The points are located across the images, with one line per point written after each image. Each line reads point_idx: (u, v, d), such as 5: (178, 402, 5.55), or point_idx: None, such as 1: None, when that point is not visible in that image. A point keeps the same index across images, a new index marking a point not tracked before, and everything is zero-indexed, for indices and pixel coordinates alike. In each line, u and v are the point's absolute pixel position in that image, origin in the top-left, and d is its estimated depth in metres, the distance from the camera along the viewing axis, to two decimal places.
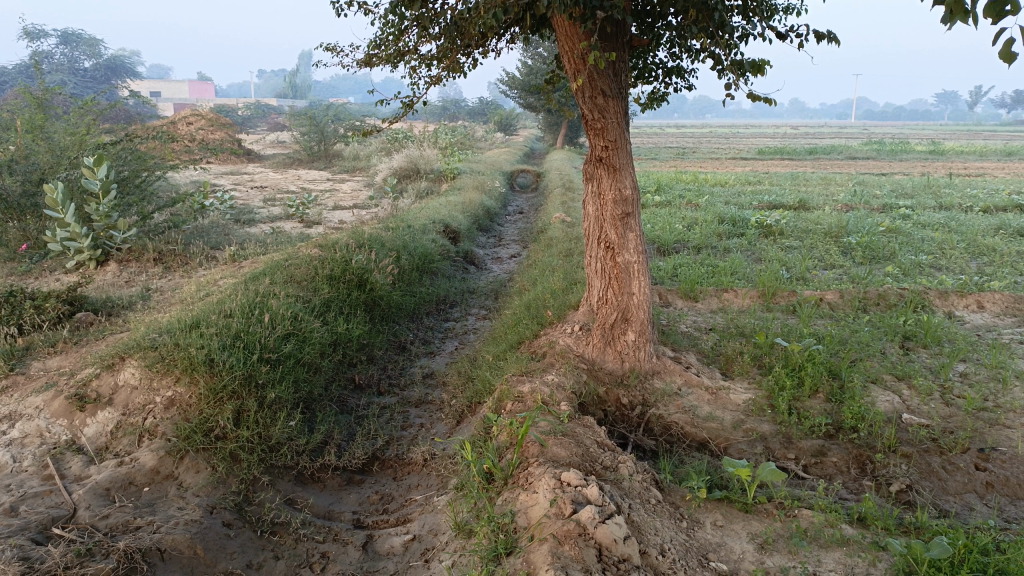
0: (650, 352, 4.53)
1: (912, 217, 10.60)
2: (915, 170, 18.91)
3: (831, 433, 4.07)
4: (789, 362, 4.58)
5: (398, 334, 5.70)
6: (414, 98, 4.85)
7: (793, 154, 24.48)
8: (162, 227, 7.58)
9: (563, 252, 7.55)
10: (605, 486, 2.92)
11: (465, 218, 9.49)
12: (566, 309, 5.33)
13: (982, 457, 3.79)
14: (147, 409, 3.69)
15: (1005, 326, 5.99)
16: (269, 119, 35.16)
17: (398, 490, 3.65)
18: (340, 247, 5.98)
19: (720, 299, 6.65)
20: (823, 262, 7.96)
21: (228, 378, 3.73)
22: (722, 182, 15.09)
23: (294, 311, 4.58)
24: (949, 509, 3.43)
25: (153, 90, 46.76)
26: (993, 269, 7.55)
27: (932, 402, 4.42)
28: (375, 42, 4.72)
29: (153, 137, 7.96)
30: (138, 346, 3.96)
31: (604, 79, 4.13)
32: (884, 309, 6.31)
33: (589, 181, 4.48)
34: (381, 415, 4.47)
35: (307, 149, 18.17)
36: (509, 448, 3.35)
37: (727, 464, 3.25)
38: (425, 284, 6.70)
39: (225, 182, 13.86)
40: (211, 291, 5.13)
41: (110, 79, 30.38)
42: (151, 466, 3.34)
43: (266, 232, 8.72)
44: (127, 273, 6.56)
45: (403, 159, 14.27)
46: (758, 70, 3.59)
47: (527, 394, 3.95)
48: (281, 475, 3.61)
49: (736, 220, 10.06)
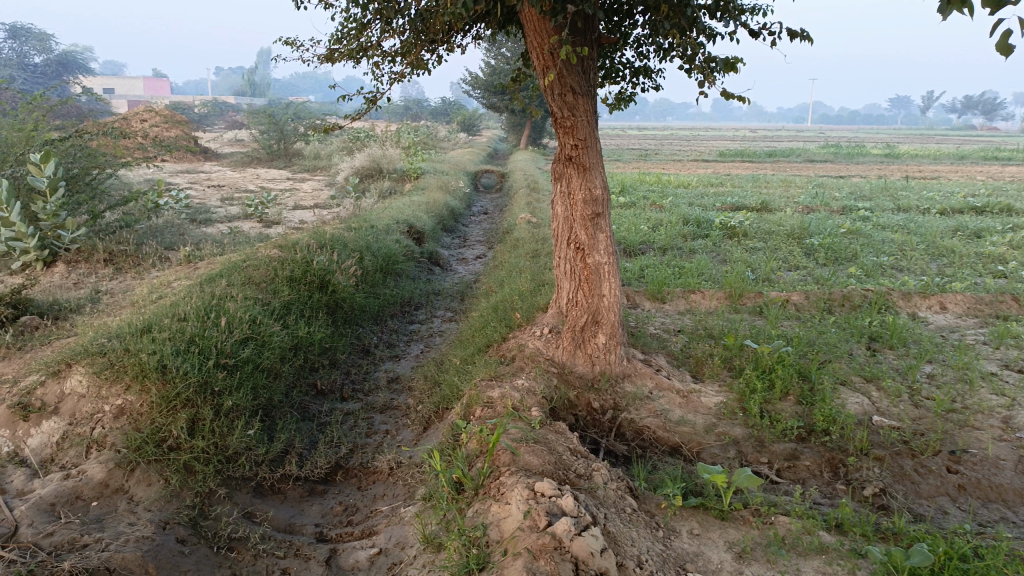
0: (620, 355, 4.45)
1: (872, 219, 10.74)
2: (872, 173, 19.23)
3: (803, 437, 4.02)
4: (760, 364, 4.53)
5: (361, 338, 5.54)
6: (377, 94, 4.70)
7: (752, 157, 24.76)
8: (114, 226, 7.30)
9: (530, 253, 7.46)
10: (580, 496, 2.82)
11: (429, 219, 9.34)
12: (534, 311, 5.23)
13: (954, 460, 3.78)
14: (95, 418, 3.50)
15: (968, 327, 6.05)
16: (227, 118, 34.49)
17: (363, 501, 3.51)
18: (301, 248, 5.80)
19: (688, 300, 6.61)
20: (788, 263, 7.99)
21: (182, 385, 3.54)
22: (685, 183, 15.15)
23: (253, 314, 4.40)
24: (924, 513, 3.39)
25: (106, 87, 45.63)
26: (953, 270, 7.65)
27: (901, 403, 4.40)
28: (336, 36, 4.57)
29: (105, 133, 7.66)
30: (85, 351, 3.76)
31: (574, 76, 4.04)
32: (849, 310, 6.32)
33: (558, 180, 4.37)
34: (344, 421, 4.31)
35: (266, 148, 17.82)
36: (479, 457, 3.23)
37: (703, 470, 3.17)
38: (389, 285, 6.54)
39: (181, 181, 13.49)
40: (165, 293, 4.92)
41: (60, 74, 29.53)
42: (100, 479, 3.16)
43: (224, 232, 8.48)
44: (75, 275, 6.29)
45: (365, 157, 14.06)
46: (731, 68, 3.53)
47: (497, 399, 3.83)
48: (239, 487, 3.44)
49: (700, 221, 10.07)
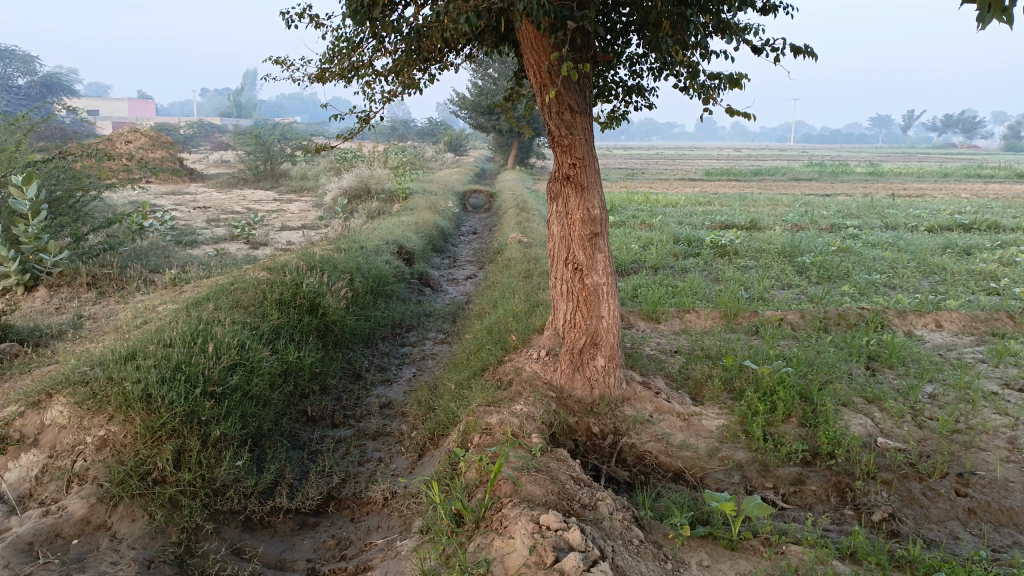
0: (619, 378, 4.35)
1: (861, 236, 10.73)
2: (858, 192, 19.34)
3: (807, 460, 3.92)
4: (761, 386, 4.42)
5: (352, 362, 5.41)
6: (370, 113, 4.61)
7: (737, 175, 24.87)
8: (98, 249, 7.16)
9: (522, 273, 7.38)
10: (586, 528, 2.71)
11: (418, 239, 9.24)
12: (529, 333, 5.13)
13: (962, 483, 3.69)
14: (76, 451, 3.35)
15: (965, 345, 5.99)
16: (213, 139, 34.35)
17: (357, 533, 3.37)
18: (291, 270, 5.68)
19: (682, 320, 6.53)
20: (781, 282, 7.93)
21: (168, 415, 3.41)
22: (673, 202, 15.14)
23: (241, 339, 4.27)
24: (936, 539, 3.29)
25: (90, 107, 45.44)
26: (946, 288, 7.62)
27: (905, 424, 4.32)
28: (327, 55, 4.49)
29: (89, 155, 7.53)
30: (66, 380, 3.61)
31: (572, 94, 3.98)
32: (845, 328, 6.25)
33: (554, 200, 4.29)
34: (336, 449, 4.18)
35: (253, 169, 17.68)
36: (479, 487, 3.12)
37: (710, 498, 3.06)
38: (380, 307, 6.43)
39: (166, 202, 13.33)
40: (150, 318, 4.78)
41: (43, 96, 29.34)
42: (81, 515, 3.02)
43: (210, 254, 8.34)
44: (57, 299, 6.13)
45: (353, 178, 13.98)
46: (736, 84, 3.46)
47: (496, 426, 3.71)
48: (227, 522, 3.30)
49: (691, 240, 10.02)
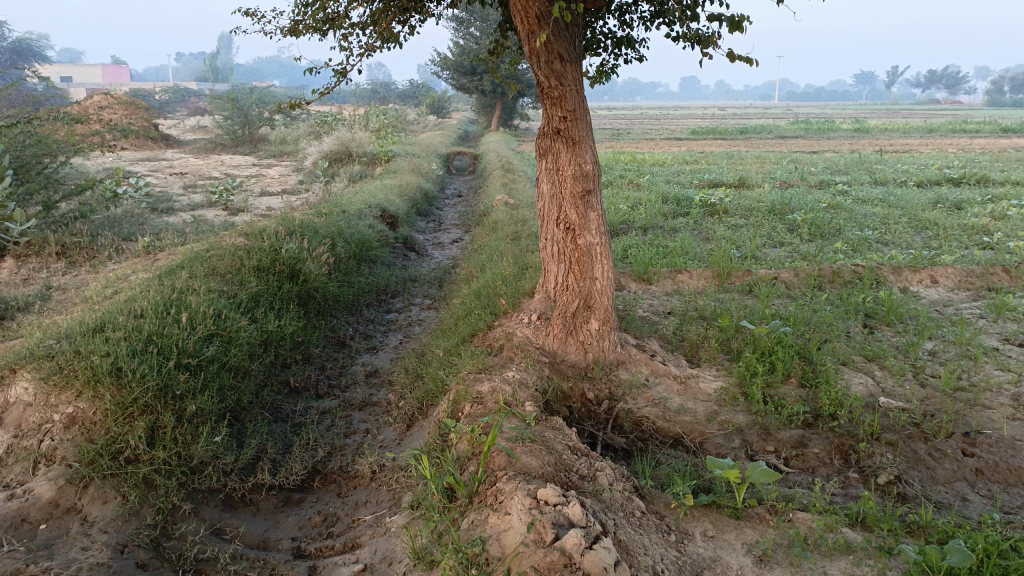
0: (614, 341, 4.21)
1: (850, 192, 10.56)
2: (845, 148, 19.12)
3: (809, 422, 3.79)
4: (758, 347, 4.29)
5: (336, 330, 5.23)
6: (346, 66, 4.36)
7: (724, 134, 24.60)
8: (68, 217, 6.88)
9: (510, 236, 7.18)
10: (586, 502, 2.56)
11: (402, 203, 9.00)
12: (520, 297, 4.96)
13: (969, 442, 3.57)
14: (43, 430, 3.17)
15: (961, 300, 5.87)
16: (189, 105, 33.63)
17: (344, 509, 3.22)
18: (269, 235, 5.45)
19: (674, 281, 6.36)
20: (773, 240, 7.77)
21: (140, 390, 3.21)
22: (659, 161, 14.91)
23: (217, 308, 4.06)
24: (944, 501, 3.18)
25: (63, 74, 44.65)
26: (939, 243, 7.49)
27: (907, 383, 4.19)
28: (300, 6, 4.24)
29: (55, 119, 7.20)
30: (30, 355, 3.41)
31: (561, 41, 3.75)
32: (840, 286, 6.10)
33: (544, 156, 4.08)
34: (320, 421, 4.02)
35: (230, 133, 17.28)
36: (471, 459, 2.97)
37: (714, 465, 2.90)
38: (363, 273, 6.23)
39: (141, 169, 12.96)
40: (121, 288, 4.55)
41: (13, 62, 28.51)
42: (49, 498, 2.85)
43: (186, 221, 8.08)
44: (25, 270, 5.86)
45: (333, 141, 13.64)
46: (737, 27, 3.14)
47: (487, 394, 3.55)
48: (206, 501, 3.13)
49: (680, 199, 9.83)
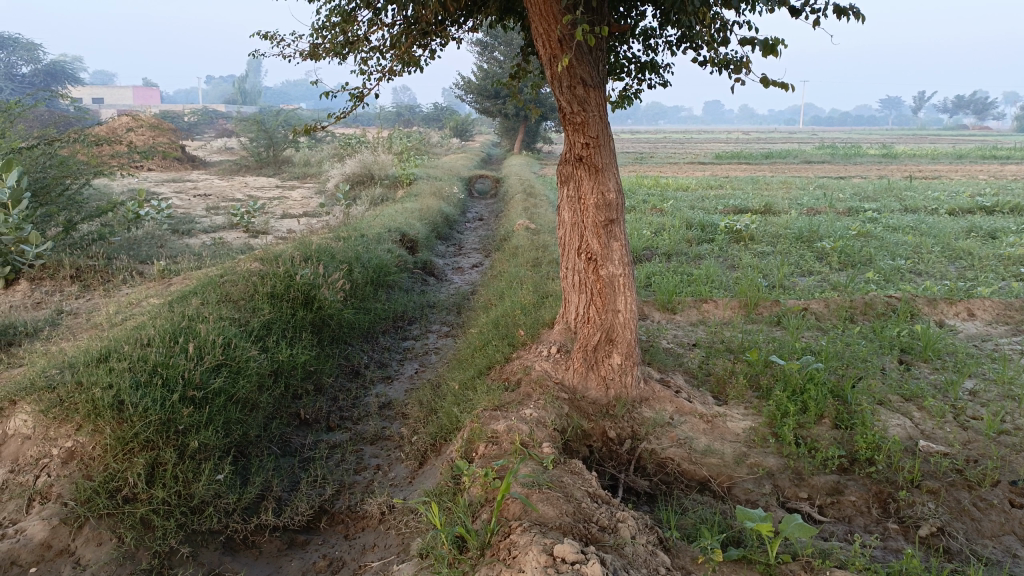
0: (637, 377, 4.02)
1: (880, 220, 10.32)
2: (872, 173, 18.85)
3: (844, 467, 3.57)
4: (789, 384, 4.08)
5: (350, 358, 5.11)
6: (364, 89, 4.25)
7: (749, 158, 24.41)
8: (86, 239, 6.83)
9: (531, 262, 7.06)
10: (606, 559, 2.38)
11: (422, 226, 8.90)
12: (539, 327, 4.80)
13: (1016, 492, 3.32)
14: (41, 464, 3.06)
15: (1001, 335, 5.61)
16: (217, 126, 34.09)
17: (350, 553, 3.05)
18: (285, 259, 5.35)
19: (700, 310, 6.17)
20: (801, 269, 7.54)
21: (141, 425, 3.08)
22: (684, 186, 14.73)
23: (227, 336, 3.93)
24: (993, 557, 2.94)
25: (95, 96, 45.55)
26: (975, 274, 7.23)
27: (947, 425, 3.94)
28: (318, 29, 4.16)
29: (77, 140, 7.18)
30: (31, 386, 3.30)
31: (584, 66, 3.61)
32: (873, 318, 5.86)
33: (565, 184, 3.94)
34: (330, 456, 3.88)
35: (255, 155, 17.40)
36: (484, 506, 2.80)
37: (745, 517, 2.69)
38: (381, 299, 6.11)
39: (166, 190, 13.03)
40: (131, 314, 4.46)
41: (49, 84, 29.04)
42: (41, 539, 2.73)
43: (206, 243, 8.04)
44: (39, 292, 5.81)
45: (356, 164, 13.63)
46: (770, 51, 2.97)
47: (503, 433, 3.39)
48: (206, 544, 3.01)
49: (705, 225, 9.63)
